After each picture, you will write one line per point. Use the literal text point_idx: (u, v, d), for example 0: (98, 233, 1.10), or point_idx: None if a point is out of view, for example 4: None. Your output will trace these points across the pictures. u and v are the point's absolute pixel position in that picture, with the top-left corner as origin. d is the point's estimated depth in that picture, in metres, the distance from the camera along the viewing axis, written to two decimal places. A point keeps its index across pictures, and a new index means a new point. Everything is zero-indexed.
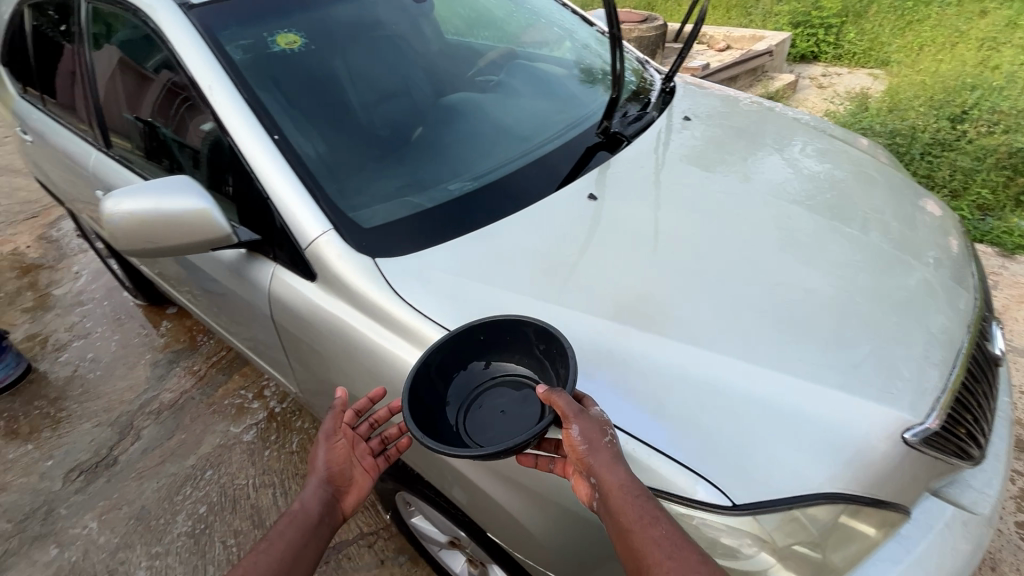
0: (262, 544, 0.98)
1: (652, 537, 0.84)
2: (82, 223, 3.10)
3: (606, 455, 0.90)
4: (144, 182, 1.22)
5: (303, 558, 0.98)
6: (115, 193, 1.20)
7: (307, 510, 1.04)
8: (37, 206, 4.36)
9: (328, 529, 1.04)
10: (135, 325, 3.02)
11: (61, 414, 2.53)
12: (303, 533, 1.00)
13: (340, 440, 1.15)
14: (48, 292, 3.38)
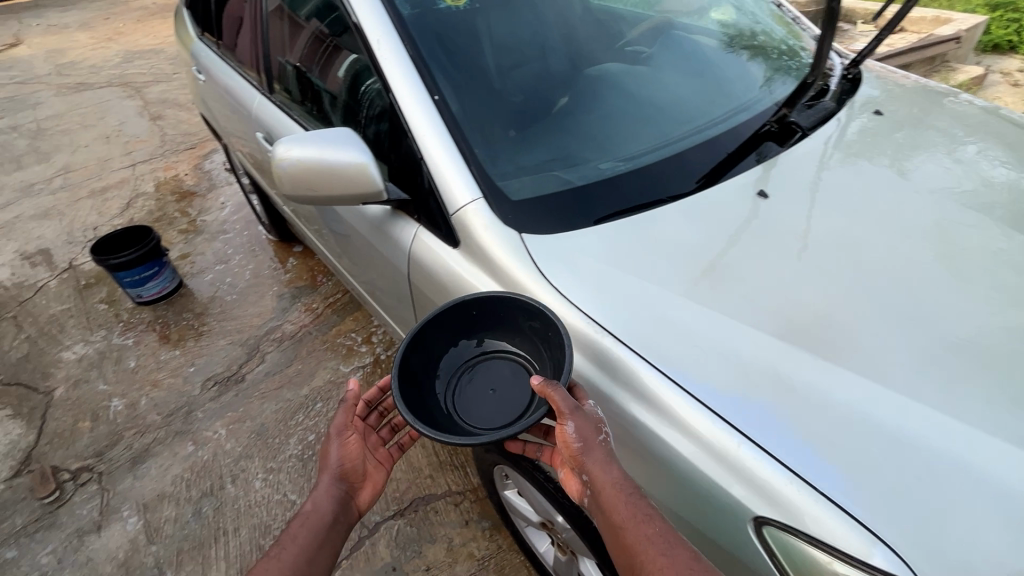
0: (278, 546, 1.16)
1: (644, 531, 0.90)
2: (234, 159, 3.41)
3: (600, 454, 0.97)
4: (308, 132, 1.24)
5: (321, 549, 1.16)
6: (283, 140, 1.23)
7: (319, 510, 1.22)
8: (194, 140, 4.88)
9: (340, 527, 1.22)
10: (266, 258, 3.31)
11: (203, 328, 2.84)
12: (317, 533, 1.18)
13: (349, 440, 1.33)
14: (199, 218, 3.79)
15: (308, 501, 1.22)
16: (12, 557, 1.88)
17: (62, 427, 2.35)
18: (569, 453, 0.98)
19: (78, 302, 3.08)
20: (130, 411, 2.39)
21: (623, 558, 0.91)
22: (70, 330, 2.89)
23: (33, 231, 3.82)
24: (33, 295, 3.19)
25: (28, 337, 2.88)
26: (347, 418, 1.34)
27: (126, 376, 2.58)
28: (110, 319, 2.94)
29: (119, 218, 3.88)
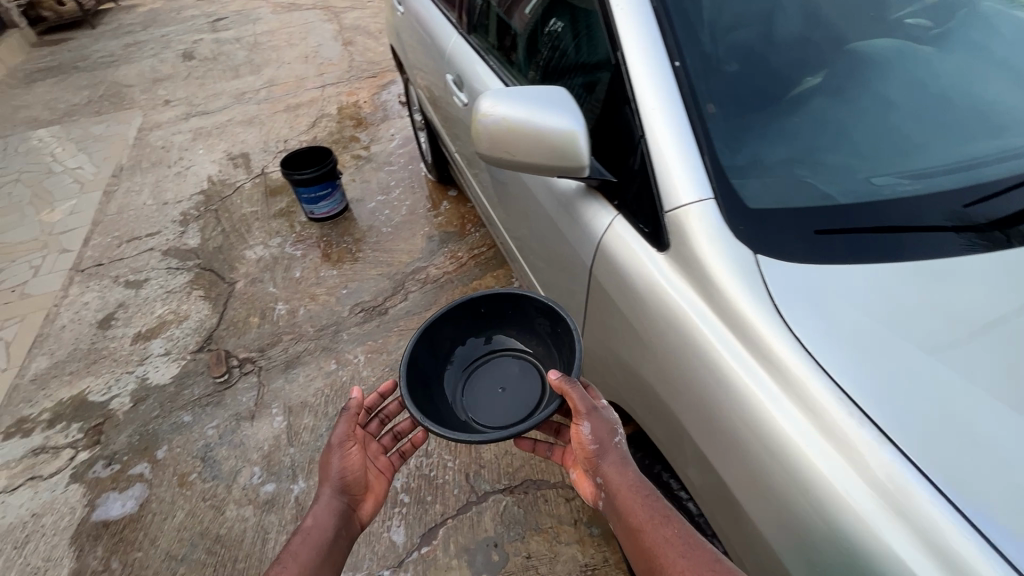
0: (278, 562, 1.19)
1: (660, 529, 1.03)
2: (411, 94, 3.46)
3: (614, 457, 1.15)
4: (517, 87, 1.10)
5: (325, 562, 1.21)
6: (489, 92, 1.10)
7: (321, 525, 1.26)
8: (376, 69, 5.13)
9: (344, 540, 1.27)
10: (422, 197, 3.39)
11: (359, 254, 3.00)
12: (321, 551, 1.21)
13: (351, 451, 1.39)
14: (370, 146, 4.00)
15: (309, 516, 1.25)
16: (187, 421, 2.19)
17: (237, 318, 2.66)
18: (587, 453, 1.15)
19: (264, 207, 3.44)
20: (289, 318, 2.63)
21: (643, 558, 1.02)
22: (255, 232, 3.25)
23: (239, 135, 4.33)
24: (231, 193, 3.63)
25: (223, 231, 3.29)
26: (350, 429, 1.41)
27: (291, 284, 2.83)
28: (286, 228, 3.24)
29: (305, 135, 4.24)
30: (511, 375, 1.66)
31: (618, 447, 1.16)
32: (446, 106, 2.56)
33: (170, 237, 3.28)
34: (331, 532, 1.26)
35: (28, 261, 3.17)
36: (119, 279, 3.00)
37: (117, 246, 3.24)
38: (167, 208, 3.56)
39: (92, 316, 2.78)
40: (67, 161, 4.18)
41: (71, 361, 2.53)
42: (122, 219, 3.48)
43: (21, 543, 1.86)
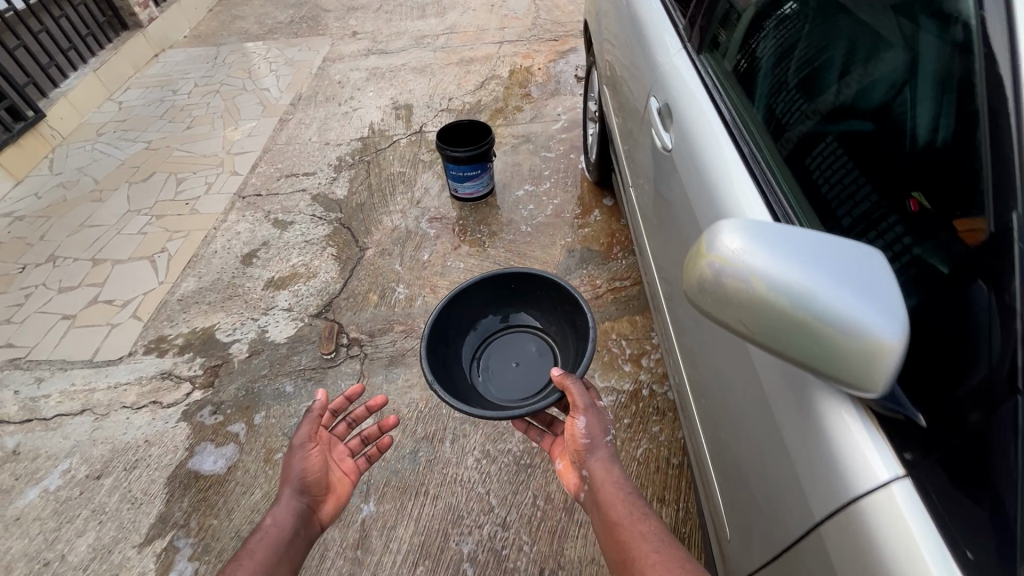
0: (237, 562, 1.37)
1: (636, 521, 1.38)
2: (592, 77, 2.98)
3: (600, 454, 1.56)
4: (781, 224, 0.68)
5: (281, 562, 1.39)
6: (730, 222, 0.69)
7: (279, 529, 1.44)
8: (560, 33, 4.69)
9: (299, 539, 1.45)
10: (573, 199, 3.02)
11: (491, 250, 2.76)
12: (277, 551, 1.39)
13: (313, 455, 1.59)
14: (531, 123, 3.65)
15: (269, 518, 1.45)
16: (288, 392, 2.18)
17: (358, 290, 2.59)
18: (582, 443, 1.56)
19: (413, 172, 3.33)
20: (406, 306, 2.50)
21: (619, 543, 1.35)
22: (397, 197, 3.16)
23: (408, 83, 4.25)
24: (387, 147, 3.57)
25: (370, 187, 3.25)
26: (312, 434, 1.62)
27: (416, 267, 2.69)
28: (428, 201, 3.10)
29: (470, 95, 4.02)
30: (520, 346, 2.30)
31: (606, 448, 1.57)
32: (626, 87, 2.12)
33: (322, 182, 3.32)
34: (289, 532, 1.45)
35: (206, 176, 3.42)
36: (270, 216, 3.11)
37: (277, 180, 3.36)
38: (327, 150, 3.61)
39: (239, 248, 2.91)
40: (258, 80, 4.44)
41: (212, 291, 2.67)
42: (288, 152, 3.61)
43: (129, 467, 1.99)
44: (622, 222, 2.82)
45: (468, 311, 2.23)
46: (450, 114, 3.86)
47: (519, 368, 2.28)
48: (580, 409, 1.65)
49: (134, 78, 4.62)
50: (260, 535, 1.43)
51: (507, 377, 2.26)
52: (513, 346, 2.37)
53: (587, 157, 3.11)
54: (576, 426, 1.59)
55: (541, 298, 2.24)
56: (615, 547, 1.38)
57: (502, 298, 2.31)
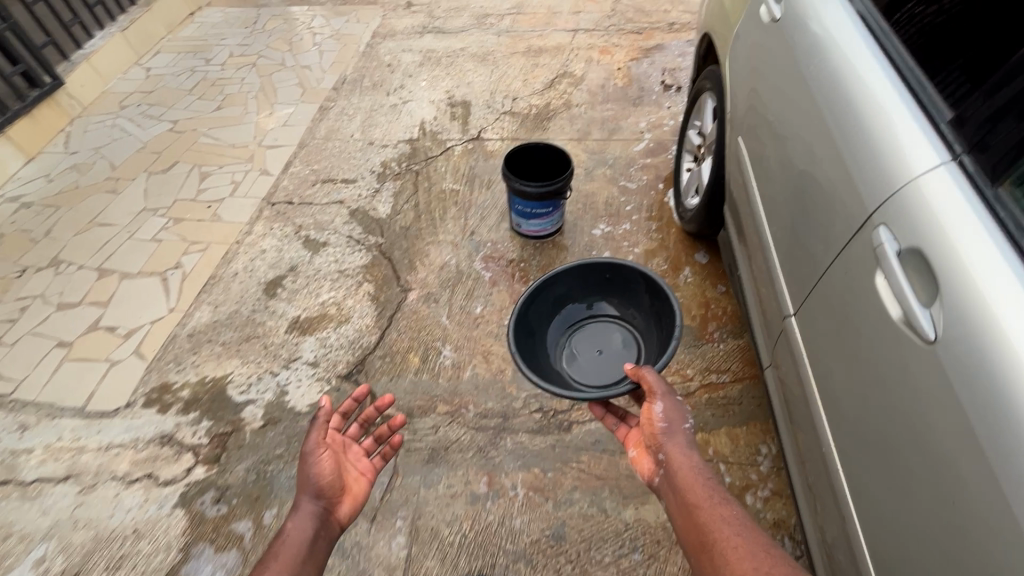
0: (260, 567, 1.33)
1: (715, 503, 1.36)
2: (700, 101, 2.40)
3: (678, 441, 1.51)
4: None
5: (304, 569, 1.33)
6: None
7: (299, 531, 1.40)
8: (645, 24, 4.04)
9: (319, 543, 1.39)
10: (657, 249, 2.51)
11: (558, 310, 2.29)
12: (300, 552, 1.35)
13: (324, 458, 1.54)
14: (609, 140, 3.11)
15: (287, 525, 1.40)
16: None
17: (397, 349, 2.18)
18: (658, 429, 1.53)
19: (467, 192, 2.85)
20: (452, 377, 2.07)
21: (693, 529, 1.34)
22: (448, 223, 2.69)
23: (467, 73, 3.70)
24: (438, 155, 3.08)
25: (416, 206, 2.78)
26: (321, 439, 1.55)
27: (467, 324, 2.25)
28: (485, 232, 2.63)
29: (538, 96, 3.46)
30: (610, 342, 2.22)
31: (684, 433, 1.53)
32: (760, 101, 1.64)
33: (362, 195, 2.87)
34: (310, 533, 1.41)
35: (232, 173, 3.01)
36: (301, 232, 2.69)
37: (312, 187, 2.93)
38: (370, 152, 3.14)
39: (263, 273, 2.50)
40: (299, 55, 3.95)
41: (227, 327, 2.28)
42: (327, 151, 3.16)
43: (113, 567, 1.66)
44: (720, 290, 2.31)
45: (552, 297, 2.19)
46: (513, 117, 3.32)
47: (601, 358, 2.21)
48: (656, 395, 1.60)
49: (167, 39, 4.18)
50: (282, 540, 1.38)
51: (588, 364, 2.20)
52: (599, 335, 2.29)
53: (680, 198, 2.56)
54: (653, 411, 1.55)
55: (627, 291, 2.17)
56: (693, 530, 1.35)
57: (595, 287, 2.23)
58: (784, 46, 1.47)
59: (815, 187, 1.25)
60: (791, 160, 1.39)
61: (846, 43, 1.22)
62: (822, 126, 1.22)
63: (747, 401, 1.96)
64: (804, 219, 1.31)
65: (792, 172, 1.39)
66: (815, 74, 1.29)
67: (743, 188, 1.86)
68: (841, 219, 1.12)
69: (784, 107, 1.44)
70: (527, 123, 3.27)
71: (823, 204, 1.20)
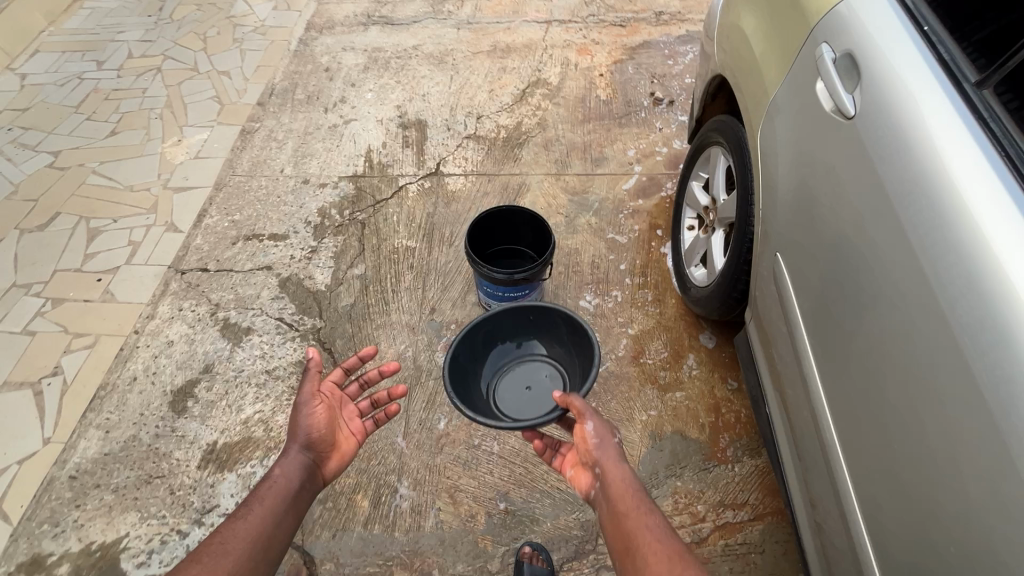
0: (246, 508, 1.44)
1: (639, 513, 1.23)
2: (708, 154, 1.97)
3: (612, 455, 1.38)
4: None
5: (282, 517, 1.45)
6: None
7: (285, 480, 1.49)
8: (629, 14, 3.47)
9: (302, 494, 1.50)
10: (656, 329, 2.10)
11: None
12: (284, 500, 1.46)
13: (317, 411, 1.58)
14: (592, 173, 2.62)
15: (277, 468, 1.51)
16: None
17: (341, 489, 1.75)
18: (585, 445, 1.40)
19: (424, 251, 2.35)
20: (412, 529, 1.67)
21: (619, 539, 1.23)
22: (402, 296, 2.21)
23: (421, 81, 3.09)
24: (389, 198, 2.54)
25: (362, 273, 2.28)
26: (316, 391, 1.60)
27: (429, 449, 1.82)
28: (448, 310, 2.17)
29: (507, 112, 2.91)
30: (541, 378, 1.82)
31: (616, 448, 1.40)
32: (808, 213, 1.24)
33: (295, 257, 2.34)
34: (295, 483, 1.51)
35: (130, 227, 2.42)
36: (218, 312, 2.17)
37: (233, 247, 2.38)
38: (304, 193, 2.58)
39: (169, 377, 2.00)
40: (215, 57, 3.24)
41: (122, 462, 1.80)
42: (250, 193, 2.58)
43: None
44: (730, 387, 1.95)
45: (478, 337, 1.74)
46: (477, 142, 2.77)
47: (530, 394, 1.80)
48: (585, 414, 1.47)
49: (47, 33, 3.40)
50: (269, 484, 1.49)
51: (514, 402, 1.79)
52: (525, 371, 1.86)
53: (679, 264, 2.15)
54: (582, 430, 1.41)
55: (554, 325, 1.76)
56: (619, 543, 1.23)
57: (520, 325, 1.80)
58: (859, 166, 1.08)
59: (912, 370, 0.95)
60: (874, 336, 1.05)
61: (987, 211, 0.85)
62: (949, 339, 0.88)
63: (772, 554, 1.63)
64: (897, 427, 0.99)
65: (875, 351, 1.04)
66: (928, 245, 0.92)
67: (778, 300, 1.40)
68: (986, 494, 0.82)
69: (865, 257, 1.07)
70: (495, 150, 2.73)
71: (943, 445, 0.89)
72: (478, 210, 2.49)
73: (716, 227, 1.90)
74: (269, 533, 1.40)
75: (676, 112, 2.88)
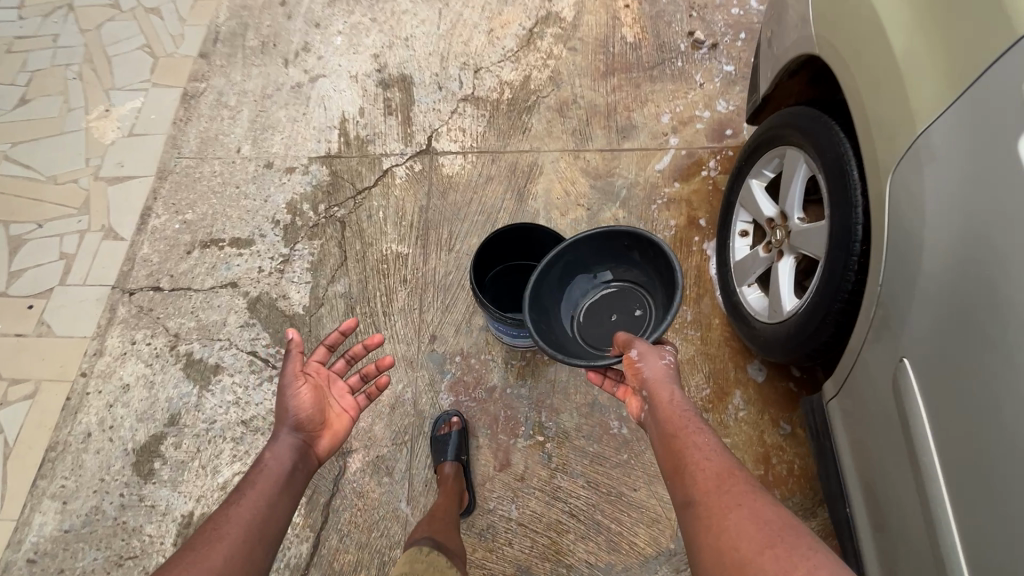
0: (237, 496, 1.28)
1: (691, 432, 1.18)
2: (774, 152, 1.57)
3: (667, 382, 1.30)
4: None
5: (277, 503, 1.29)
6: None
7: (278, 463, 1.35)
8: None
9: (299, 475, 1.37)
10: (696, 358, 1.79)
11: (562, 479, 1.63)
12: (278, 483, 1.31)
13: (303, 390, 1.45)
14: (618, 148, 2.15)
15: (268, 454, 1.36)
16: None
17: (339, 569, 1.54)
18: (634, 373, 1.32)
19: (417, 258, 1.96)
20: None
21: (670, 461, 1.17)
22: (396, 321, 1.87)
23: (402, 17, 2.46)
24: (371, 186, 2.10)
25: (345, 290, 1.92)
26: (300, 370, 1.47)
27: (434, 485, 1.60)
28: (452, 336, 1.83)
29: (511, 62, 2.34)
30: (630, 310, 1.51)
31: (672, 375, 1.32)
32: (907, 211, 0.97)
33: (264, 270, 1.96)
34: (289, 466, 1.36)
35: (59, 235, 2.00)
36: (179, 346, 1.83)
37: (188, 257, 1.98)
38: (268, 182, 2.13)
39: (128, 431, 1.71)
40: None
41: (87, 541, 1.57)
42: (202, 182, 2.12)
43: None
44: (781, 432, 1.68)
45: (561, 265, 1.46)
46: (476, 105, 2.25)
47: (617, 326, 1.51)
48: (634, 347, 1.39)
49: None
50: (259, 470, 1.35)
51: (601, 339, 1.50)
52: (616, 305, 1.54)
53: (724, 277, 1.81)
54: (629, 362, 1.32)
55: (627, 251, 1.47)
56: (670, 462, 1.17)
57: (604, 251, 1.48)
58: None
59: None
60: (988, 357, 0.81)
61: None
62: None
63: None
64: (1005, 484, 0.78)
65: (985, 389, 0.82)
66: None
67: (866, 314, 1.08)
68: None
69: (988, 263, 0.82)
70: (498, 117, 2.22)
71: None
72: (480, 202, 2.06)
73: (775, 250, 1.55)
74: (265, 519, 1.24)
75: (720, 58, 2.31)
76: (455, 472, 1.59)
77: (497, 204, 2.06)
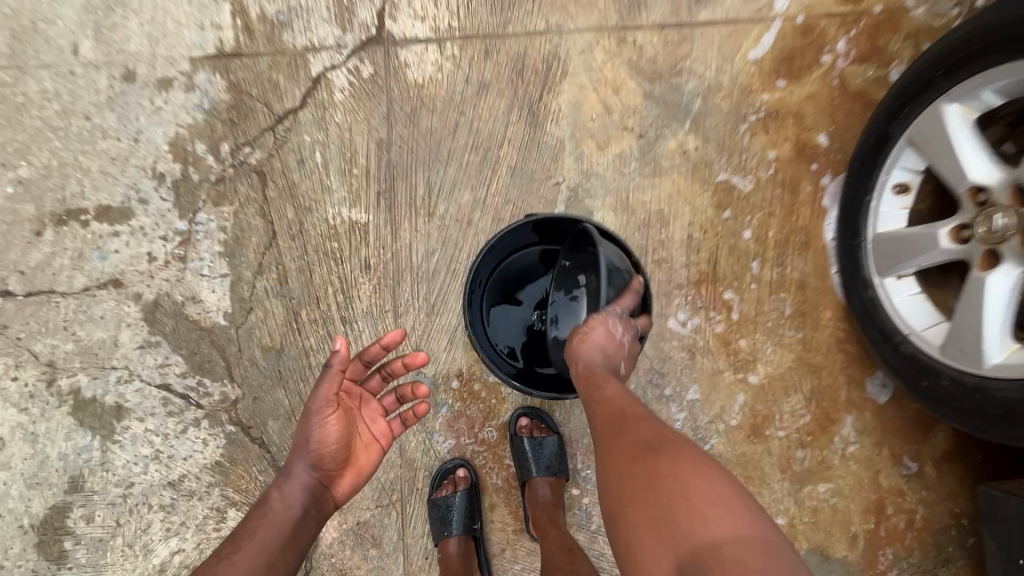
0: (230, 546, 0.93)
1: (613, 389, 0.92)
2: None
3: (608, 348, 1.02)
4: None
5: (280, 561, 0.92)
6: None
7: (286, 506, 0.96)
8: None
9: (311, 524, 0.97)
10: (794, 372, 1.25)
11: (605, 544, 1.24)
12: (281, 533, 0.94)
13: (332, 419, 0.98)
14: (690, 22, 1.31)
15: (275, 489, 0.98)
16: None
17: None
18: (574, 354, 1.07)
19: (380, 232, 1.31)
20: None
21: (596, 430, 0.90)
22: (360, 331, 1.29)
23: None
24: (297, 110, 1.34)
25: (280, 285, 1.31)
26: (335, 390, 0.98)
27: (438, 569, 1.22)
28: (443, 351, 1.28)
29: None
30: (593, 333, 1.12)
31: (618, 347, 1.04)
32: None
33: (157, 258, 1.32)
34: (299, 511, 0.97)
35: None
36: (59, 379, 1.29)
37: (39, 242, 1.32)
38: (134, 106, 1.35)
39: (16, 503, 1.26)
40: None
41: None
42: (30, 113, 1.35)
43: None
44: (903, 473, 1.23)
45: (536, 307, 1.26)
46: None
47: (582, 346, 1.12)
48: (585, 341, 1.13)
49: None
50: (263, 511, 0.97)
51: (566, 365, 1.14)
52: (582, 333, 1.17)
53: (848, 254, 1.20)
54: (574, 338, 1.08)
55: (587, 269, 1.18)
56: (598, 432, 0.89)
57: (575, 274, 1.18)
58: None
59: None
60: None
61: None
62: None
63: None
64: None
65: None
66: None
67: None
68: None
69: None
70: None
71: None
72: (469, 130, 1.33)
73: (981, 248, 0.96)
74: None
75: None
76: (461, 553, 1.18)
77: (494, 133, 1.32)
